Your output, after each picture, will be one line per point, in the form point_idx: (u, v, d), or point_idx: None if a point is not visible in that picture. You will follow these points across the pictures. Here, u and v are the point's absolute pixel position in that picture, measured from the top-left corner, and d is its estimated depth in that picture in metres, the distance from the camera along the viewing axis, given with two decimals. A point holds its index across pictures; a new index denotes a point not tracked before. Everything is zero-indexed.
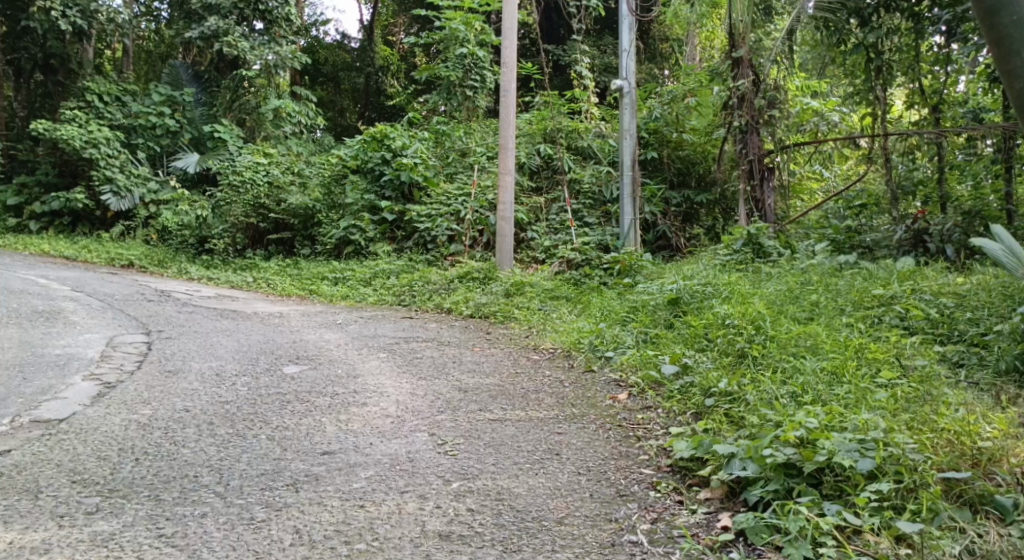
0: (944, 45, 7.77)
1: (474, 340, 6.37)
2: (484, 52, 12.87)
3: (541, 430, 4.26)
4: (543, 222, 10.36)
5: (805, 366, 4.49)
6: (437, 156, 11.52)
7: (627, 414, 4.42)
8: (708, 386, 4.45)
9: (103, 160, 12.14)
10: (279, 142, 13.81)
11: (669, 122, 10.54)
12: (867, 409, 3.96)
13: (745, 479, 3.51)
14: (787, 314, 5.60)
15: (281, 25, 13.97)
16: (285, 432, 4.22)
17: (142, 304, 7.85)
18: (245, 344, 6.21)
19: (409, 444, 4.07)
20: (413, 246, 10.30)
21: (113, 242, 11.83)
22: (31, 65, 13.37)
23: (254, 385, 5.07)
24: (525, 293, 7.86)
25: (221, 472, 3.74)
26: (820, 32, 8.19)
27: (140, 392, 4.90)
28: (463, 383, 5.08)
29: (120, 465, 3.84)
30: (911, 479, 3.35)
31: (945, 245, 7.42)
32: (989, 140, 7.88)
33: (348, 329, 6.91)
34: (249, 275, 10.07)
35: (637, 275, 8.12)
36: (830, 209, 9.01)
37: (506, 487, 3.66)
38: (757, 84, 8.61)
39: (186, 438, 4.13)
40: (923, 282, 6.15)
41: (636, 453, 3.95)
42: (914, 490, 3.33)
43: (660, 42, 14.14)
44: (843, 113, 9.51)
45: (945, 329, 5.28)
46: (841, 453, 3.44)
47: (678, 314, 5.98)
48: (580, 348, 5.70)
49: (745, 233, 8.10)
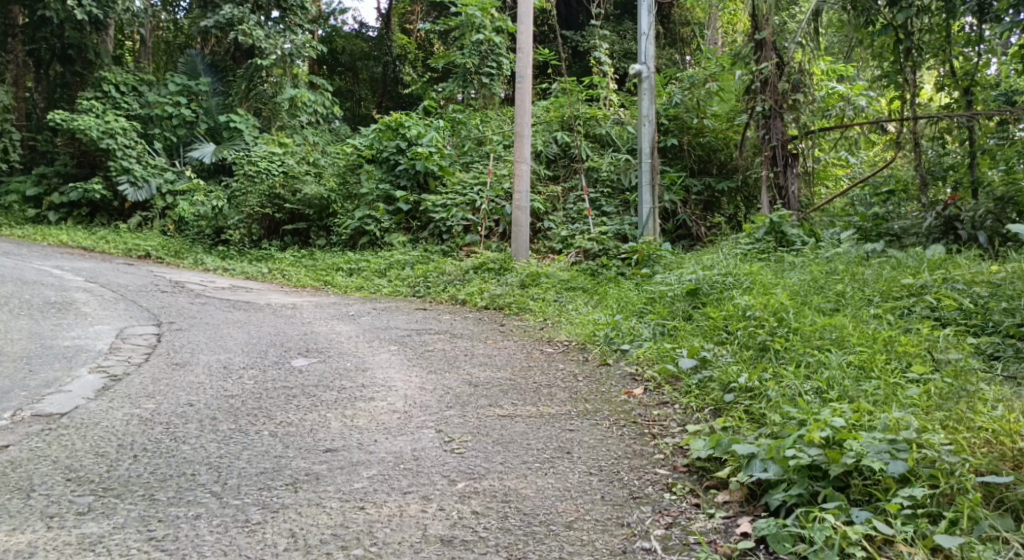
0: (976, 24, 7.50)
1: (487, 332, 6.21)
2: (501, 38, 12.60)
3: (552, 427, 4.10)
4: (560, 211, 10.19)
5: (831, 360, 4.30)
6: (453, 144, 11.35)
7: (642, 410, 4.25)
8: (727, 381, 4.27)
9: (120, 150, 12.06)
10: (295, 132, 13.76)
11: (689, 108, 10.26)
12: (898, 406, 3.77)
13: (767, 482, 3.33)
14: (812, 306, 5.39)
15: (297, 14, 13.76)
16: (289, 428, 4.08)
17: (155, 295, 7.75)
18: (256, 336, 6.09)
19: (415, 441, 3.92)
20: (429, 237, 10.13)
21: (130, 233, 11.76)
22: (50, 57, 13.36)
23: (260, 378, 4.95)
24: (540, 284, 7.68)
25: (219, 470, 3.61)
26: (846, 14, 7.90)
27: (145, 385, 4.79)
28: (474, 377, 4.92)
29: (117, 462, 3.71)
30: (948, 484, 3.15)
31: (977, 232, 7.22)
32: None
33: (360, 321, 6.78)
34: (264, 266, 9.95)
35: (656, 266, 7.90)
36: (856, 196, 8.79)
37: (514, 488, 3.50)
38: (782, 67, 8.37)
39: (188, 434, 4.00)
40: (955, 271, 5.90)
41: (651, 452, 3.78)
42: (952, 496, 3.14)
43: (680, 26, 13.84)
44: (870, 97, 9.29)
45: (979, 320, 5.07)
46: (870, 456, 3.25)
47: (697, 306, 5.78)
48: (595, 341, 5.52)
49: (768, 222, 7.89)
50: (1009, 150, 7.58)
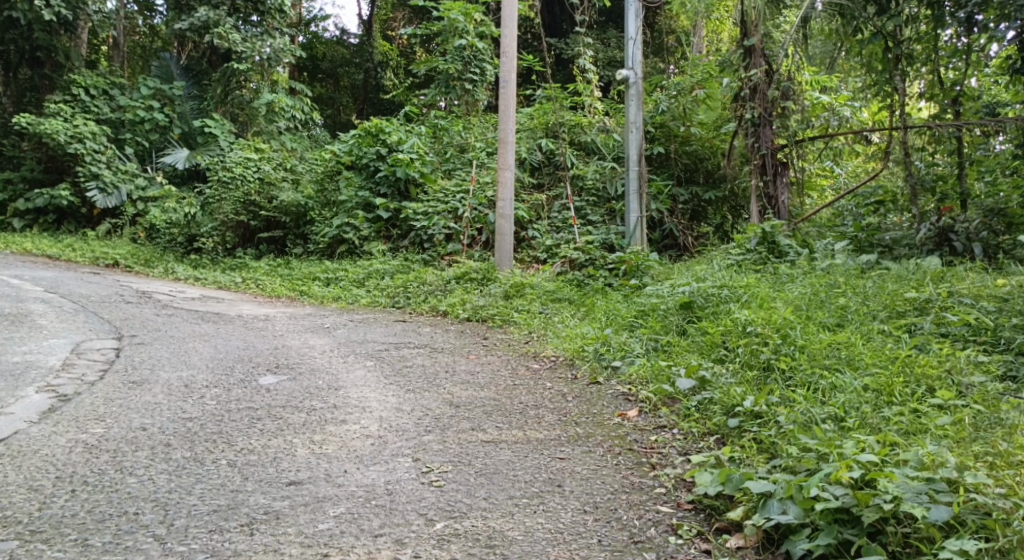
0: (953, 36, 7.31)
1: (468, 346, 5.84)
2: (484, 44, 12.22)
3: (541, 455, 3.73)
4: (545, 220, 9.84)
5: (845, 384, 3.97)
6: (434, 151, 10.98)
7: (638, 436, 3.90)
8: (731, 405, 3.95)
9: (89, 155, 11.65)
10: (271, 138, 13.30)
11: (676, 116, 9.93)
12: (929, 438, 3.46)
13: (786, 526, 3.04)
14: (814, 321, 5.06)
15: (275, 17, 13.33)
16: (250, 457, 3.69)
17: (118, 307, 7.31)
18: (222, 351, 5.68)
19: (390, 472, 3.54)
20: (409, 246, 9.75)
21: (99, 241, 11.35)
22: (20, 59, 12.82)
23: (224, 398, 4.55)
24: (525, 295, 7.32)
25: (165, 508, 3.22)
26: (834, 22, 7.65)
27: (96, 407, 4.38)
28: (454, 397, 4.54)
29: (52, 498, 3.31)
30: (1005, 537, 2.84)
31: (973, 244, 6.98)
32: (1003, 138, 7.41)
33: (335, 334, 6.38)
34: (237, 275, 9.55)
35: (644, 276, 7.56)
36: (844, 207, 8.38)
37: (498, 530, 3.14)
38: (771, 74, 8.05)
39: (136, 464, 3.60)
40: (958, 284, 5.58)
41: (651, 486, 3.43)
42: (1006, 551, 2.81)
43: (666, 34, 13.65)
44: (854, 108, 8.98)
45: (990, 337, 4.75)
46: (908, 501, 2.94)
47: (692, 320, 5.43)
48: (583, 357, 5.17)
49: (760, 231, 7.53)
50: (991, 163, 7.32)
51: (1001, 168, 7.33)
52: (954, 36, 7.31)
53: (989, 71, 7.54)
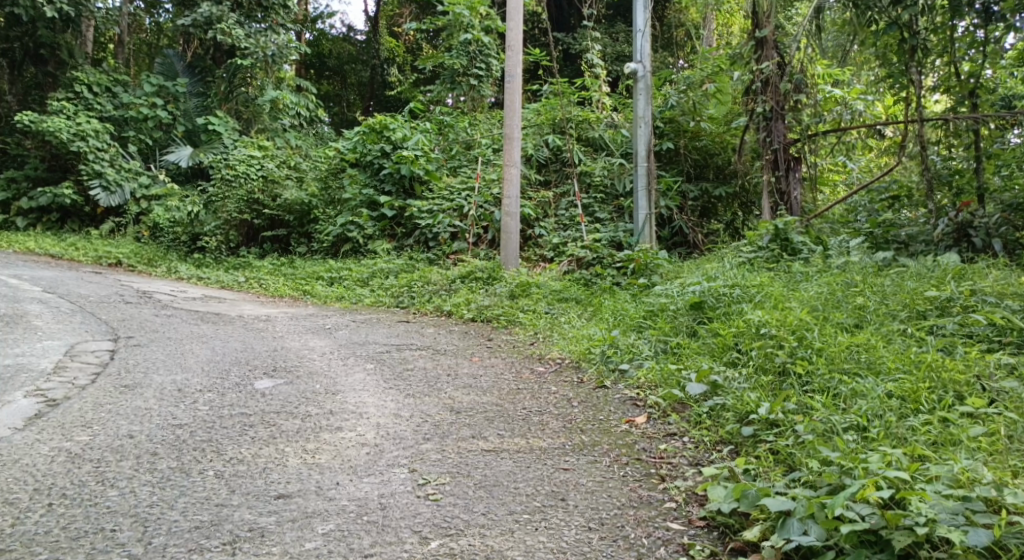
0: (969, 28, 7.03)
1: (472, 348, 5.64)
2: (490, 39, 12.00)
3: (543, 465, 3.54)
4: (552, 217, 9.65)
5: (869, 390, 3.77)
6: (440, 148, 10.80)
7: (647, 444, 3.70)
8: (745, 412, 3.75)
9: (92, 153, 11.52)
10: (276, 135, 13.20)
11: (686, 111, 9.70)
12: (962, 451, 3.29)
13: (808, 547, 2.86)
14: (831, 322, 4.86)
15: (279, 13, 13.16)
16: (239, 467, 3.51)
17: (117, 307, 7.15)
18: (219, 353, 5.51)
19: (385, 484, 3.37)
20: (414, 244, 9.58)
21: (102, 240, 11.19)
22: (24, 57, 12.56)
23: (217, 403, 4.36)
24: (531, 294, 7.12)
25: (144, 525, 3.09)
26: (848, 12, 7.25)
27: (84, 412, 4.22)
28: (456, 403, 4.34)
29: (27, 513, 3.17)
30: None
31: (992, 240, 6.76)
32: (1017, 130, 7.15)
33: (336, 335, 6.18)
34: (240, 274, 9.38)
35: (653, 275, 7.35)
36: (858, 203, 8.12)
37: (497, 549, 2.98)
38: (783, 66, 7.81)
39: (119, 474, 3.44)
40: (981, 281, 5.34)
41: (660, 500, 3.24)
42: None
43: (675, 27, 13.44)
44: (868, 101, 8.72)
45: (1015, 337, 4.54)
46: (943, 523, 2.77)
47: (702, 321, 5.21)
48: (590, 359, 4.97)
49: (772, 228, 7.31)
50: (1008, 156, 7.05)
51: (1017, 162, 7.04)
52: (971, 25, 7.01)
53: (1005, 63, 7.32)
